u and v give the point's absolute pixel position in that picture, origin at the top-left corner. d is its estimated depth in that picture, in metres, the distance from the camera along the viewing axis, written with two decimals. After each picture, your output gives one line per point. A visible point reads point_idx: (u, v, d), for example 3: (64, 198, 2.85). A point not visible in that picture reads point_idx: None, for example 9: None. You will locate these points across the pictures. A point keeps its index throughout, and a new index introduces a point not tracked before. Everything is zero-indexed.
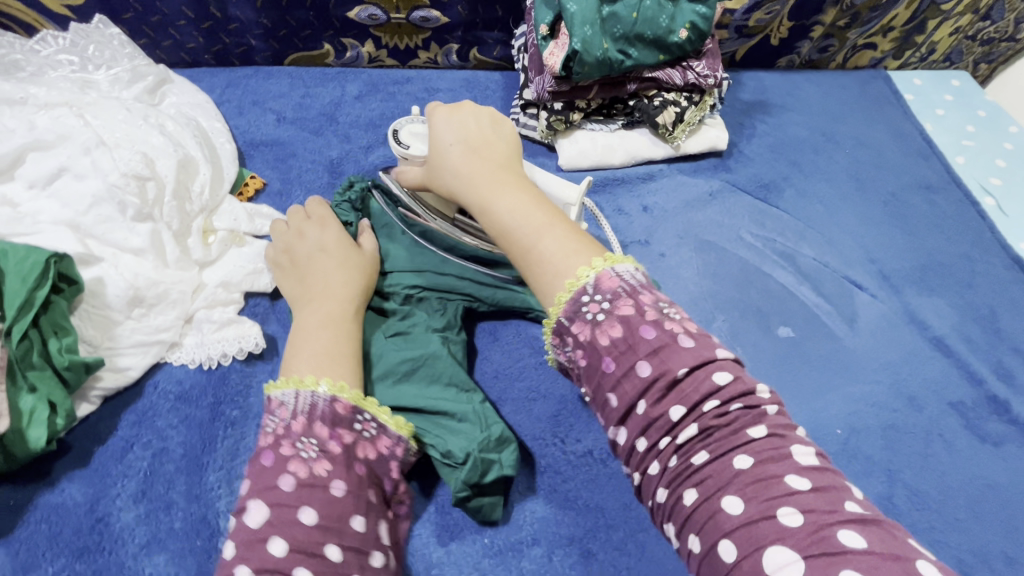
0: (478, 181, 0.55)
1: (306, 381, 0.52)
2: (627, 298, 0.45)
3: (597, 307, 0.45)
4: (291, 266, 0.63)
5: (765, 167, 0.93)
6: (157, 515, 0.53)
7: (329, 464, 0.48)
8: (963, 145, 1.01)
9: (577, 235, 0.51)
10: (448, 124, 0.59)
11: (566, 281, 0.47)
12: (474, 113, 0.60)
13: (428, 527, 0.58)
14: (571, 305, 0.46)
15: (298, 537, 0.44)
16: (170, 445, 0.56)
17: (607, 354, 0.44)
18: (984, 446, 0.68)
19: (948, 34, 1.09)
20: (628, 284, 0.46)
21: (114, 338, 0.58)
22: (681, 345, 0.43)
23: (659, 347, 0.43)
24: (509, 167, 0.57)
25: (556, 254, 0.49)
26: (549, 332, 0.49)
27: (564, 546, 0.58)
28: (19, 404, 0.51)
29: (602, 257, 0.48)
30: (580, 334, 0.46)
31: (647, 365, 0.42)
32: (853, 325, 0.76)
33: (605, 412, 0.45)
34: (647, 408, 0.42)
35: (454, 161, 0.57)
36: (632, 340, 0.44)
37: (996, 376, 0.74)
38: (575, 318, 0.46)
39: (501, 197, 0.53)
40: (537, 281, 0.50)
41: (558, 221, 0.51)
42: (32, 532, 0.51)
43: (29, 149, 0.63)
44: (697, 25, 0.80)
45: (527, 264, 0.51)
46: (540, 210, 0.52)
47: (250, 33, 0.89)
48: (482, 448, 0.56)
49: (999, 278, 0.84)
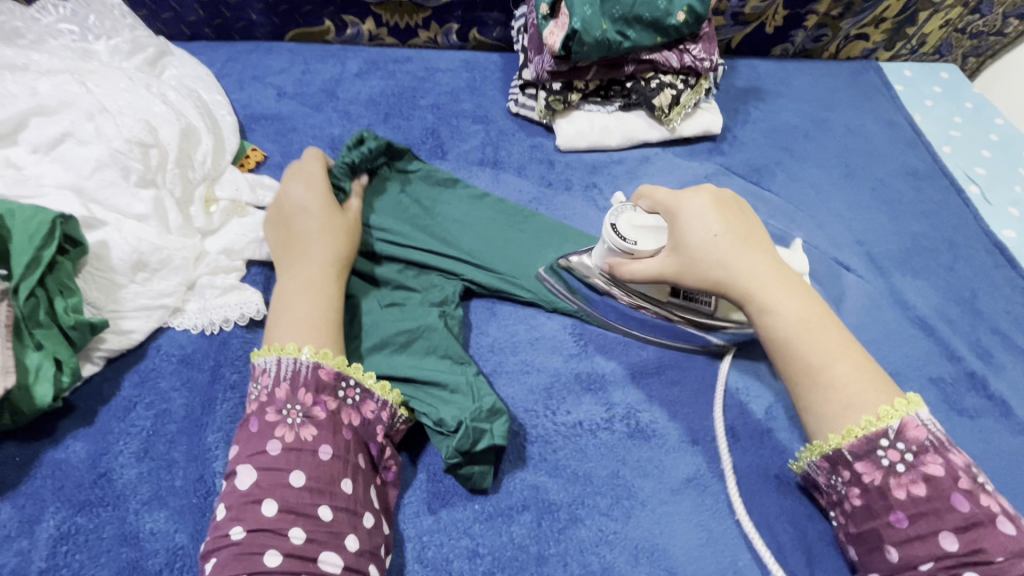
0: (759, 285, 0.56)
1: (288, 347, 0.54)
2: (934, 457, 0.49)
3: (898, 457, 0.50)
4: (279, 227, 0.65)
5: (758, 152, 0.95)
6: (159, 472, 0.54)
7: (315, 430, 0.52)
8: (950, 136, 1.04)
9: (867, 360, 0.54)
10: (715, 219, 0.59)
11: (863, 416, 0.51)
12: (728, 207, 0.61)
13: (419, 494, 0.57)
14: (864, 442, 0.51)
15: (288, 499, 0.48)
16: (172, 406, 0.57)
17: (900, 508, 0.50)
18: (960, 419, 0.71)
19: (939, 27, 1.12)
20: (937, 442, 0.50)
21: (117, 300, 0.59)
22: (996, 529, 0.47)
23: (970, 522, 0.47)
24: (784, 274, 0.58)
25: (851, 382, 0.52)
26: (821, 456, 0.54)
27: (552, 512, 0.57)
28: (25, 360, 0.52)
29: (902, 398, 0.52)
30: (869, 477, 0.51)
31: (951, 536, 0.47)
32: (839, 304, 0.79)
33: (877, 553, 0.51)
34: (933, 568, 0.47)
35: (730, 257, 0.57)
36: (939, 504, 0.48)
37: (974, 354, 0.77)
38: (866, 458, 0.51)
39: (786, 306, 0.55)
40: (823, 403, 0.53)
41: (849, 343, 0.54)
42: (37, 486, 0.52)
43: (33, 114, 0.63)
44: (694, 8, 0.82)
45: (813, 386, 0.53)
46: (828, 329, 0.55)
47: (250, 8, 0.90)
48: (473, 418, 0.57)
49: (981, 263, 0.87)
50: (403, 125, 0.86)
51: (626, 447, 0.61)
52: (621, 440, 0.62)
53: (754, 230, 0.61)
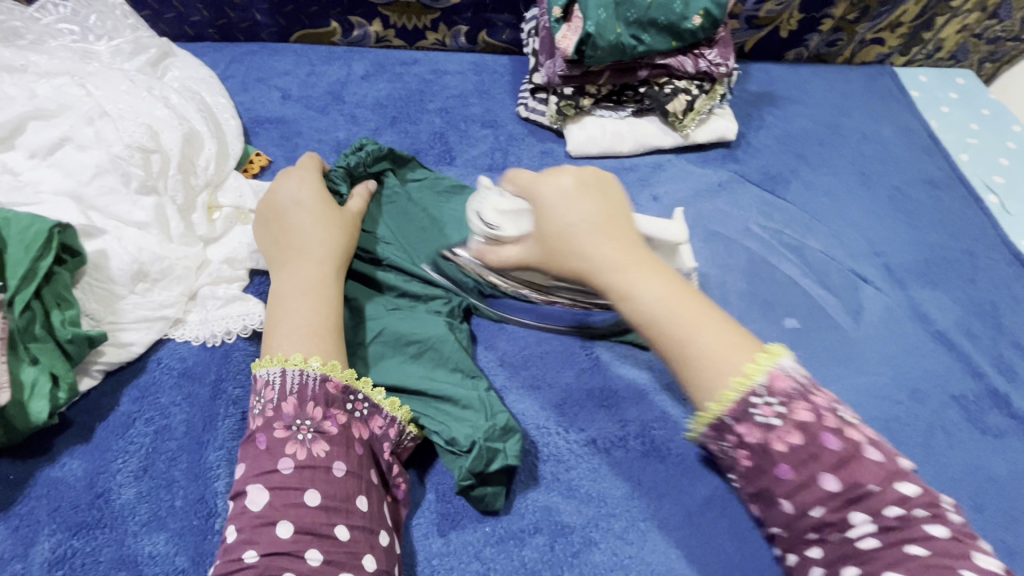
0: (614, 265, 0.49)
1: (294, 359, 0.52)
2: (803, 402, 0.44)
3: (770, 410, 0.44)
4: (269, 228, 0.62)
5: (772, 159, 0.93)
6: (158, 492, 0.52)
7: (327, 446, 0.50)
8: (967, 143, 1.01)
9: (730, 324, 0.48)
10: (558, 195, 0.52)
11: (732, 380, 0.45)
12: (578, 176, 0.54)
13: (428, 515, 0.56)
14: (738, 407, 0.44)
15: (304, 519, 0.46)
16: (173, 422, 0.55)
17: (784, 460, 0.43)
18: (984, 439, 0.69)
19: (955, 32, 1.09)
20: (800, 382, 0.45)
21: (117, 312, 0.57)
22: (868, 458, 0.42)
23: (845, 458, 0.42)
24: (636, 242, 0.51)
25: (718, 350, 0.46)
26: (702, 426, 0.47)
27: (565, 535, 0.55)
28: (19, 375, 0.50)
29: (765, 352, 0.46)
30: (750, 436, 0.44)
31: (833, 478, 0.42)
32: (857, 316, 0.77)
33: (771, 509, 0.45)
34: (825, 513, 0.42)
35: (582, 240, 0.50)
36: (815, 448, 0.43)
37: (996, 370, 0.74)
38: (743, 420, 0.44)
39: (642, 282, 0.48)
40: (692, 379, 0.46)
41: (711, 311, 0.48)
42: (32, 507, 0.50)
43: (30, 118, 0.61)
44: (711, 11, 0.79)
45: (679, 362, 0.47)
46: (689, 297, 0.48)
47: (256, 8, 0.88)
48: (486, 437, 0.55)
49: (1001, 275, 0.85)
50: (410, 129, 0.84)
51: (641, 467, 0.59)
52: (635, 459, 0.60)
53: (617, 205, 0.54)
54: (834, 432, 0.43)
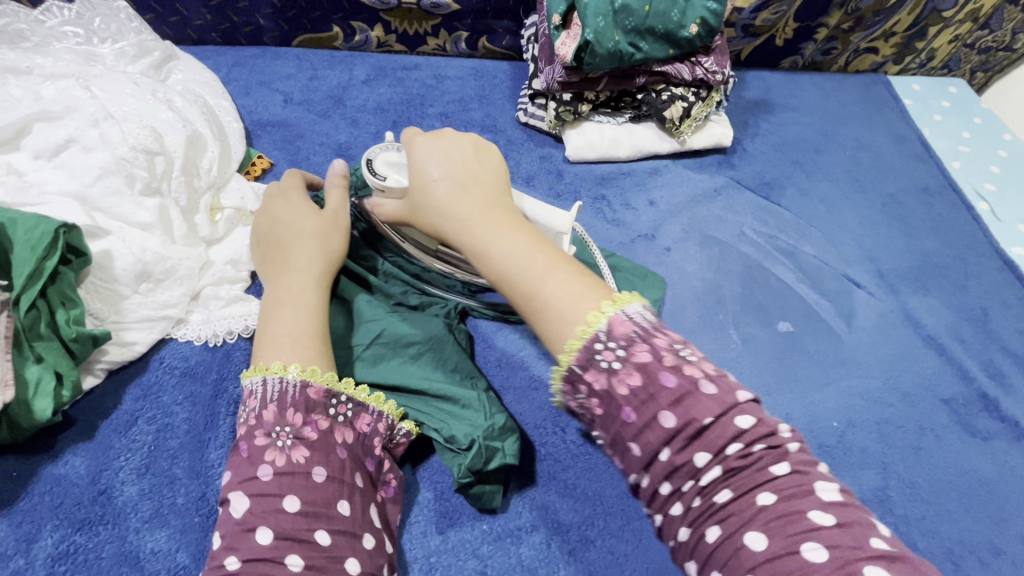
0: (467, 220, 0.50)
1: (272, 367, 0.51)
2: (641, 340, 0.41)
3: (611, 353, 0.41)
4: (264, 246, 0.61)
5: (767, 165, 0.94)
6: (160, 489, 0.52)
7: (307, 451, 0.48)
8: (959, 151, 1.03)
9: (582, 274, 0.46)
10: (429, 153, 0.55)
11: (576, 329, 0.42)
12: (457, 139, 0.57)
13: (426, 513, 0.56)
14: (583, 355, 0.42)
15: (283, 525, 0.44)
16: (175, 421, 0.56)
17: (626, 406, 0.40)
18: (974, 441, 0.70)
19: (948, 42, 1.11)
20: (642, 324, 0.42)
21: (121, 312, 0.57)
22: (705, 393, 0.39)
23: (682, 396, 0.39)
24: (499, 200, 0.52)
25: (562, 298, 0.44)
26: (559, 379, 0.43)
27: (562, 533, 0.56)
28: (24, 373, 0.50)
29: (612, 300, 0.43)
30: (595, 383, 0.41)
31: (671, 415, 0.39)
32: (850, 320, 0.78)
33: (624, 460, 0.41)
34: (671, 457, 0.39)
35: (439, 195, 0.52)
36: (654, 388, 0.39)
37: (986, 374, 0.76)
38: (588, 367, 0.41)
39: (492, 234, 0.49)
40: (542, 329, 0.45)
41: (560, 260, 0.46)
42: (35, 503, 0.50)
43: (36, 120, 0.62)
44: (707, 20, 0.81)
45: (529, 311, 0.46)
46: (538, 249, 0.47)
47: (259, 12, 0.89)
48: (485, 436, 0.56)
49: (991, 281, 0.86)
50: None
51: None
52: None
53: (489, 168, 0.55)
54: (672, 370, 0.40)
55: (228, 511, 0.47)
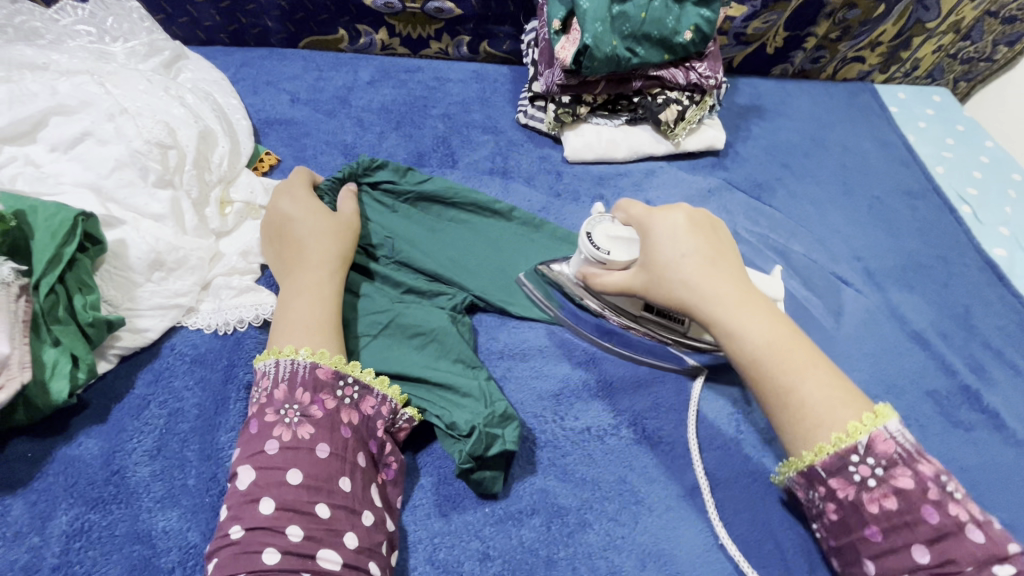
0: (723, 302, 0.55)
1: (285, 350, 0.55)
2: (904, 469, 0.47)
3: (868, 471, 0.48)
4: (273, 239, 0.64)
5: (759, 168, 0.98)
6: (171, 471, 0.54)
7: (312, 428, 0.51)
8: (943, 156, 1.07)
9: (837, 378, 0.52)
10: (675, 233, 0.59)
11: (833, 434, 0.49)
12: (696, 220, 0.61)
13: (429, 496, 0.58)
14: (834, 461, 0.49)
15: (285, 497, 0.48)
16: (185, 405, 0.57)
17: (874, 522, 0.47)
18: (956, 431, 0.73)
19: (931, 52, 1.15)
20: (908, 452, 0.48)
21: (133, 299, 0.59)
22: (969, 537, 0.44)
23: (942, 533, 0.45)
24: (748, 286, 0.57)
25: (824, 402, 0.50)
26: (795, 472, 0.52)
27: (561, 517, 0.58)
28: (41, 356, 0.52)
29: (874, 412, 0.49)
30: (840, 491, 0.49)
31: (924, 549, 0.45)
32: (839, 317, 0.81)
33: (854, 566, 0.49)
34: None
35: (692, 276, 0.57)
36: (912, 517, 0.46)
37: (968, 369, 0.79)
38: (837, 474, 0.49)
39: (750, 324, 0.54)
40: (792, 423, 0.51)
41: (818, 364, 0.53)
42: (49, 483, 0.52)
43: (52, 113, 0.64)
44: (701, 27, 0.84)
45: (782, 404, 0.52)
46: (796, 346, 0.53)
47: (267, 15, 0.91)
48: (486, 423, 0.57)
49: (973, 281, 0.89)
50: (414, 133, 0.88)
51: (632, 453, 0.62)
52: (628, 445, 0.63)
53: (724, 248, 0.60)
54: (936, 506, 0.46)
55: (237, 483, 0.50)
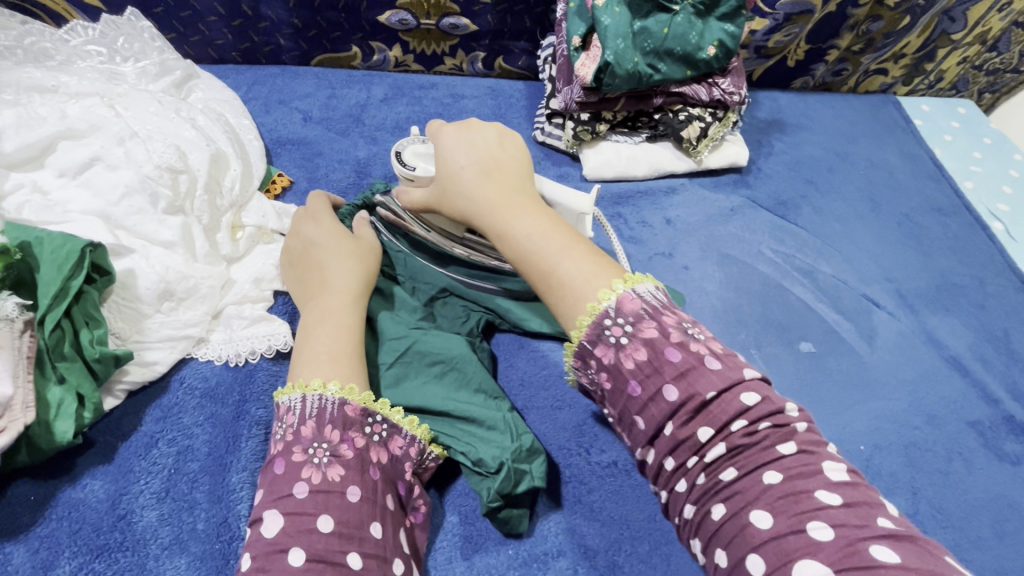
0: (492, 203, 0.54)
1: (312, 384, 0.51)
2: (650, 321, 0.45)
3: (620, 330, 0.45)
4: (295, 265, 0.62)
5: (783, 184, 0.95)
6: (180, 515, 0.51)
7: (343, 469, 0.48)
8: (971, 171, 1.04)
9: (599, 257, 0.50)
10: (454, 142, 0.58)
11: (587, 305, 0.47)
12: (482, 129, 0.59)
13: (451, 539, 0.55)
14: (593, 330, 0.46)
15: (316, 546, 0.43)
16: (195, 443, 0.55)
17: (633, 378, 0.44)
18: (1002, 465, 0.69)
19: (956, 64, 1.12)
20: (651, 303, 0.46)
21: (142, 331, 0.57)
22: (709, 368, 0.43)
23: (686, 370, 0.43)
24: (521, 185, 0.56)
25: (577, 278, 0.48)
26: (571, 356, 0.49)
27: (589, 559, 0.55)
28: (47, 395, 0.50)
29: (623, 279, 0.47)
30: (604, 357, 0.46)
31: (675, 389, 0.43)
32: (872, 341, 0.77)
33: (634, 433, 0.45)
34: (675, 430, 0.42)
35: (467, 181, 0.56)
36: (659, 362, 0.43)
37: (1011, 397, 0.75)
38: (597, 343, 0.46)
39: (516, 220, 0.53)
40: (557, 307, 0.49)
41: (580, 244, 0.51)
42: (54, 529, 0.49)
43: (61, 137, 0.62)
44: (725, 42, 0.81)
45: (547, 290, 0.50)
46: (557, 232, 0.52)
47: (280, 33, 0.90)
48: (513, 459, 0.54)
49: (1011, 301, 0.86)
50: None
51: None
52: None
53: (511, 155, 0.58)
54: (678, 347, 0.44)
55: (258, 530, 0.46)
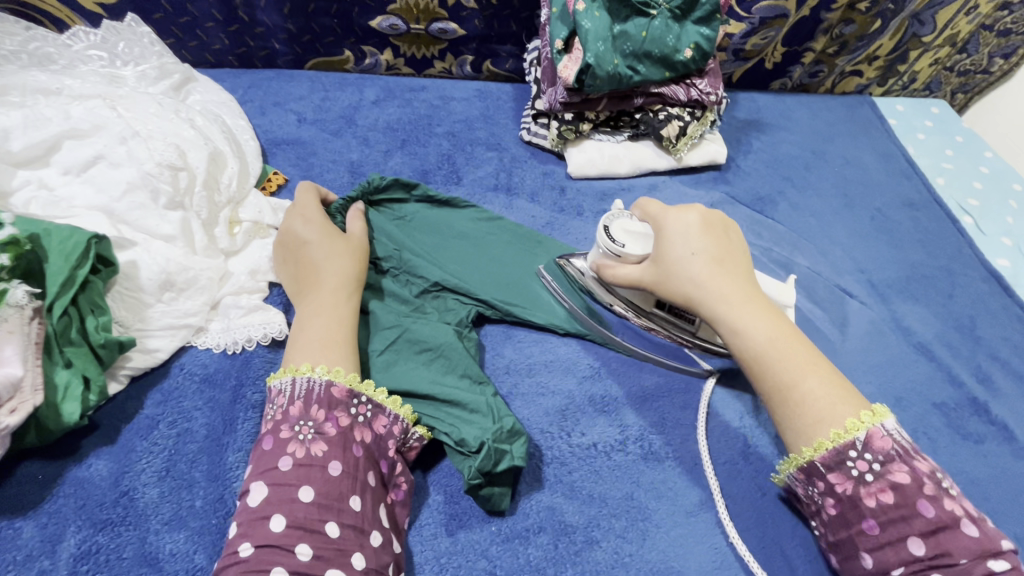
0: (729, 302, 0.57)
1: (302, 367, 0.55)
2: (900, 465, 0.50)
3: (866, 466, 0.51)
4: (288, 259, 0.65)
5: (760, 181, 0.98)
6: (180, 492, 0.54)
7: (325, 446, 0.52)
8: (943, 168, 1.08)
9: (837, 378, 0.55)
10: (683, 231, 0.61)
11: (833, 430, 0.52)
12: (705, 218, 0.62)
13: (437, 516, 0.58)
14: (833, 455, 0.52)
15: (296, 514, 0.48)
16: (194, 425, 0.57)
17: (872, 515, 0.50)
18: (965, 443, 0.72)
19: (928, 65, 1.16)
20: (903, 450, 0.51)
21: (144, 319, 0.60)
22: (963, 531, 0.47)
23: (935, 525, 0.48)
24: (750, 284, 0.59)
25: (820, 400, 0.53)
26: (795, 469, 0.55)
27: (568, 534, 0.58)
28: (54, 377, 0.53)
29: (869, 412, 0.52)
30: (840, 487, 0.52)
31: (920, 541, 0.48)
32: (844, 329, 0.81)
33: (853, 559, 0.52)
34: (904, 572, 0.48)
35: (700, 273, 0.58)
36: (907, 510, 0.49)
37: (975, 380, 0.79)
38: (835, 470, 0.52)
39: (754, 325, 0.56)
40: (792, 419, 0.54)
41: (817, 362, 0.55)
42: (60, 505, 0.52)
43: (65, 137, 0.65)
44: (701, 45, 0.85)
45: (784, 402, 0.54)
46: (796, 345, 0.55)
47: (275, 38, 0.93)
48: (494, 439, 0.57)
49: (977, 291, 0.89)
50: (419, 151, 0.89)
51: (640, 469, 0.62)
52: (635, 461, 0.63)
53: (734, 248, 0.62)
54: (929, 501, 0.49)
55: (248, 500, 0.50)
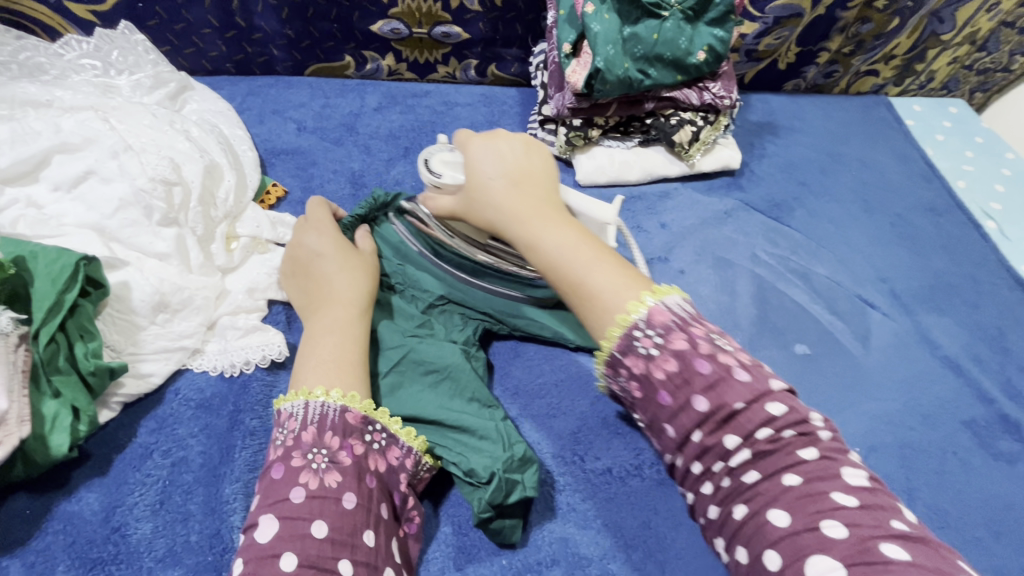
0: (520, 214, 0.55)
1: (316, 392, 0.52)
2: (680, 333, 0.47)
3: (650, 342, 0.47)
4: (297, 275, 0.63)
5: (775, 187, 0.95)
6: (174, 526, 0.51)
7: (339, 476, 0.49)
8: (963, 170, 1.04)
9: (626, 266, 0.52)
10: (483, 152, 0.59)
11: (617, 317, 0.49)
12: (508, 141, 0.61)
13: (443, 549, 0.55)
14: (624, 340, 0.48)
15: (309, 552, 0.45)
16: (190, 454, 0.55)
17: (664, 388, 0.47)
18: (998, 464, 0.69)
19: (947, 64, 1.13)
20: (681, 316, 0.48)
21: (137, 343, 0.57)
22: (738, 380, 0.45)
23: (716, 381, 0.45)
24: (550, 198, 0.57)
25: (606, 288, 0.50)
26: (601, 364, 0.51)
27: (583, 567, 0.55)
28: (41, 408, 0.50)
29: (651, 292, 0.50)
30: (635, 368, 0.48)
31: (705, 399, 0.45)
32: (866, 342, 0.78)
33: (663, 439, 0.49)
34: (703, 438, 0.46)
35: (496, 192, 0.57)
36: (689, 373, 0.46)
37: (1006, 397, 0.75)
38: (628, 354, 0.48)
39: (546, 231, 0.54)
40: (586, 315, 0.51)
41: (608, 255, 0.53)
42: (49, 542, 0.49)
43: (55, 151, 0.63)
44: (714, 47, 0.82)
45: (577, 300, 0.52)
46: (586, 243, 0.53)
47: (273, 44, 0.90)
48: (505, 468, 0.54)
49: (1004, 301, 0.86)
50: None
51: (657, 495, 0.59)
52: (652, 488, 0.60)
53: (543, 169, 0.60)
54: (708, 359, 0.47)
55: (253, 536, 0.47)
